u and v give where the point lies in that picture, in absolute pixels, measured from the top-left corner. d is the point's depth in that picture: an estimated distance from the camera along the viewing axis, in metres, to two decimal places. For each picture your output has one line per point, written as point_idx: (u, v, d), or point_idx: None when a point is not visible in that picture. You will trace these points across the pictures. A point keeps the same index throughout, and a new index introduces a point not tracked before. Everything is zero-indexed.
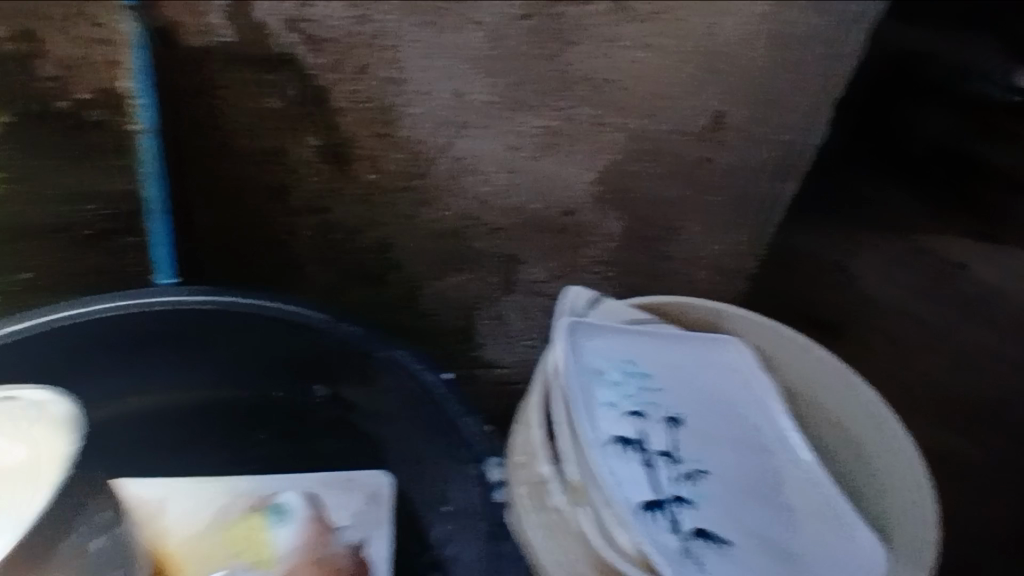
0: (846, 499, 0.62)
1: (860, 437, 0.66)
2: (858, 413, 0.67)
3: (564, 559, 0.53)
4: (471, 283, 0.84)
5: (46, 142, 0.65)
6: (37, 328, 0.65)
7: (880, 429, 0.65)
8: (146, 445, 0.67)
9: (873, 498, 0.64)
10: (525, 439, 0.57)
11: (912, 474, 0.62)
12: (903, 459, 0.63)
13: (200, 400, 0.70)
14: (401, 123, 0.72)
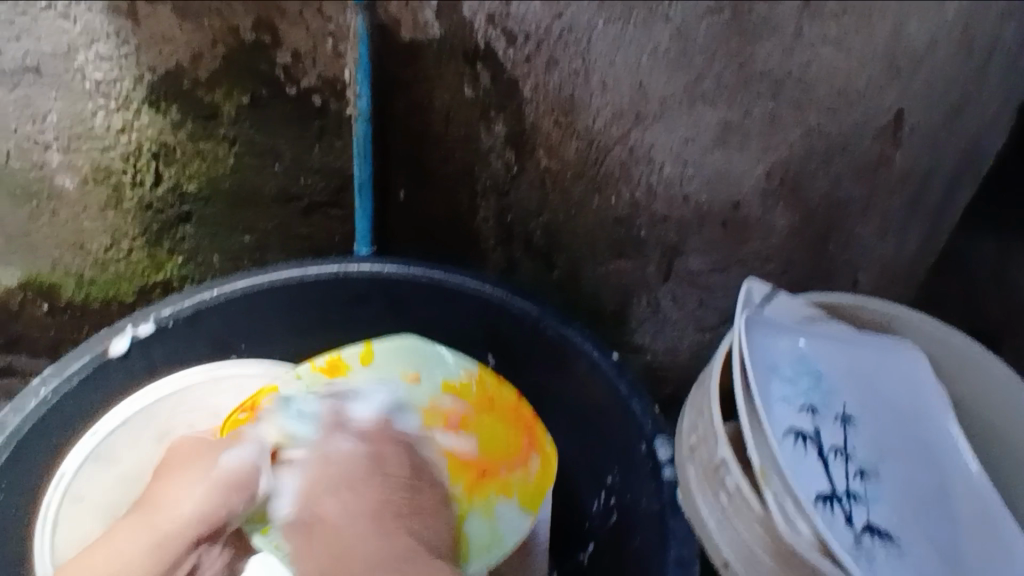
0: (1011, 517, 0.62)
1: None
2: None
3: (740, 535, 0.57)
4: (630, 270, 0.88)
5: (276, 123, 0.74)
6: (261, 284, 0.74)
7: None
8: None
9: None
10: (703, 423, 0.61)
11: None
12: None
13: None
14: (582, 114, 0.75)
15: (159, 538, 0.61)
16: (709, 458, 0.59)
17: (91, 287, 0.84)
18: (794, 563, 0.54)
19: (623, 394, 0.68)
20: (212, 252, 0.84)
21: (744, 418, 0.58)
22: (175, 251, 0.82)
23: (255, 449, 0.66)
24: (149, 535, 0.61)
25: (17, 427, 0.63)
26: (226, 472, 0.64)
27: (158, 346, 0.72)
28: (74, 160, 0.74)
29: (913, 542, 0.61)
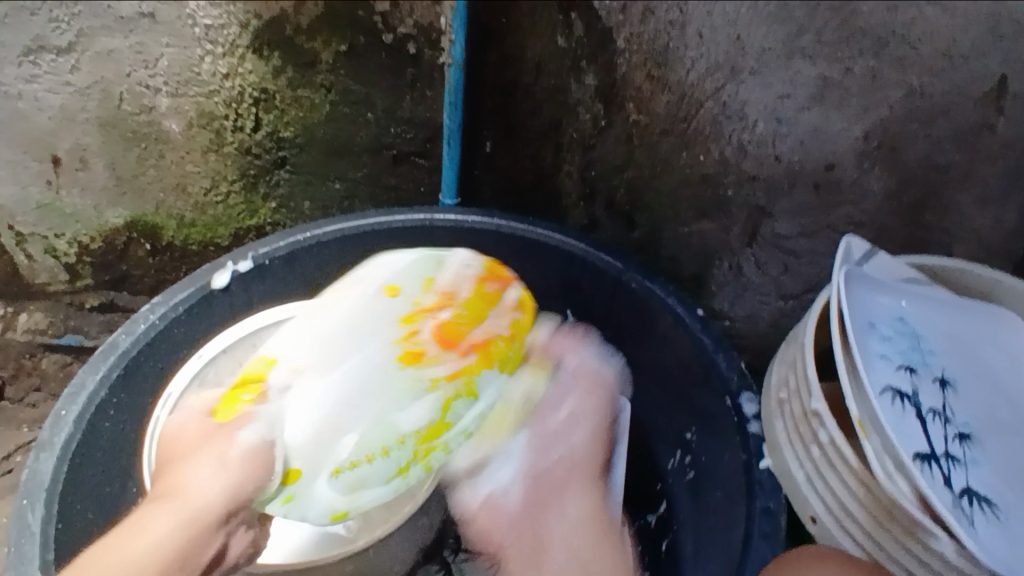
0: None
1: None
2: None
3: (835, 489, 0.57)
4: (714, 232, 0.85)
5: (372, 71, 0.76)
6: (351, 229, 0.77)
7: None
8: None
9: None
10: (795, 377, 0.60)
11: None
12: None
13: None
14: (675, 67, 0.74)
15: (194, 518, 0.60)
16: (802, 410, 0.59)
17: (192, 229, 0.88)
18: (889, 517, 0.54)
19: (707, 347, 0.68)
20: (306, 199, 0.86)
21: (842, 369, 0.56)
22: (270, 197, 0.85)
23: (263, 427, 0.65)
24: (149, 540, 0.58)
25: (128, 348, 0.69)
26: (245, 447, 0.63)
27: (258, 283, 0.75)
28: (181, 105, 0.77)
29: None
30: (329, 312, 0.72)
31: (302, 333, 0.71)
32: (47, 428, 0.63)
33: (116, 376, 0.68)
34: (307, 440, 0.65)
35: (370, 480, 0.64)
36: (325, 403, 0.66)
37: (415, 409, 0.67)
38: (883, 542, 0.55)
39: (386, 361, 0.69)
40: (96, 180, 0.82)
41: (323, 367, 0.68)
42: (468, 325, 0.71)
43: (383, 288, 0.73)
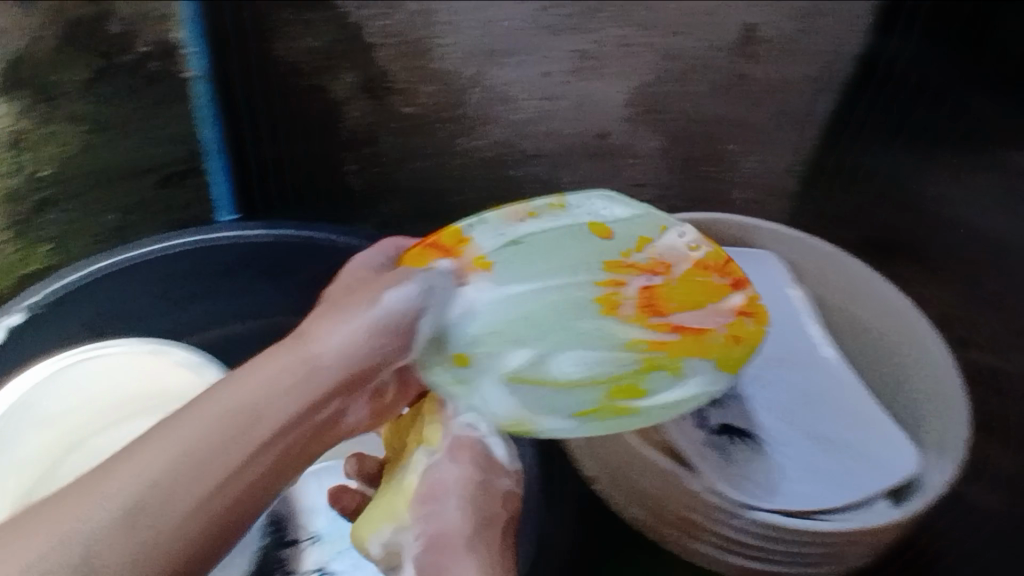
0: (833, 430, 0.62)
1: (897, 343, 0.66)
2: (890, 315, 0.66)
3: (600, 447, 0.61)
4: (508, 212, 0.83)
5: (118, 90, 0.73)
6: (118, 264, 0.72)
7: (910, 334, 0.64)
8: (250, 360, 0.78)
9: (907, 401, 0.64)
10: None
11: (936, 381, 0.62)
12: (932, 372, 0.62)
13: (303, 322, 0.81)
14: (432, 55, 0.78)
15: (162, 476, 0.39)
16: None
17: None
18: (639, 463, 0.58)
19: None
20: (81, 238, 0.74)
21: None
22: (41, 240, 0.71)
23: (433, 273, 0.51)
24: (240, 416, 0.42)
25: None
26: (392, 313, 0.47)
27: (30, 338, 0.70)
28: None
29: (785, 435, 0.61)
30: (523, 225, 0.58)
31: (543, 242, 0.57)
32: None
33: None
34: (489, 329, 0.52)
35: (554, 400, 0.52)
36: (495, 306, 0.53)
37: (567, 347, 0.52)
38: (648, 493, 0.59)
39: (589, 294, 0.55)
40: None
41: (518, 276, 0.54)
42: (675, 283, 0.57)
43: (590, 227, 0.59)
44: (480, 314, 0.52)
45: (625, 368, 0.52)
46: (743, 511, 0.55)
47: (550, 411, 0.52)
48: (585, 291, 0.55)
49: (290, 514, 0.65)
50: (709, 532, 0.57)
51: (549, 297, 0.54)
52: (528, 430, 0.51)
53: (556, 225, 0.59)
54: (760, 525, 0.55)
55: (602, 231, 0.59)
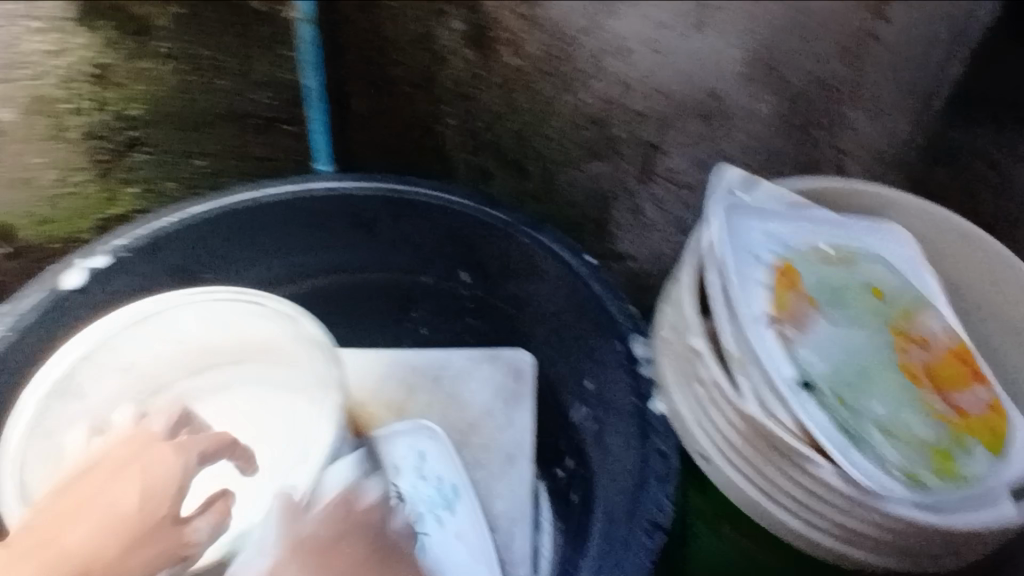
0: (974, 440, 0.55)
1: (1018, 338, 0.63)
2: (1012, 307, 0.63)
3: (711, 427, 0.55)
4: (606, 172, 0.81)
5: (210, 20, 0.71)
6: (206, 212, 0.70)
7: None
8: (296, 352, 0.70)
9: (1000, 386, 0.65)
10: (679, 316, 0.57)
11: None
12: None
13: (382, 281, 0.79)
14: (546, 2, 0.75)
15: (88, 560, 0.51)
16: (684, 347, 0.56)
17: (50, 227, 0.74)
18: (769, 448, 0.51)
19: (598, 294, 0.66)
20: (167, 180, 0.77)
21: (716, 303, 0.55)
22: (131, 181, 0.75)
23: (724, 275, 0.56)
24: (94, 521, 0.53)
25: None
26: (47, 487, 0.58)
27: (121, 277, 0.69)
28: (10, 92, 0.67)
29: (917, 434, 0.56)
30: (817, 267, 0.62)
31: (850, 296, 0.61)
32: None
33: None
34: (810, 361, 0.55)
35: (887, 448, 0.53)
36: (835, 347, 0.58)
37: (898, 420, 0.55)
38: (765, 473, 0.52)
39: (885, 353, 0.58)
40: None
41: (844, 323, 0.59)
42: (934, 359, 0.59)
43: (863, 284, 0.62)
44: (831, 375, 0.56)
45: (942, 438, 0.55)
46: (875, 501, 0.49)
47: (878, 452, 0.53)
48: (877, 342, 0.59)
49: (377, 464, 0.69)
50: (841, 526, 0.51)
51: (833, 344, 0.57)
52: (950, 471, 0.53)
53: (835, 277, 0.62)
54: (886, 517, 0.49)
55: (869, 288, 0.62)
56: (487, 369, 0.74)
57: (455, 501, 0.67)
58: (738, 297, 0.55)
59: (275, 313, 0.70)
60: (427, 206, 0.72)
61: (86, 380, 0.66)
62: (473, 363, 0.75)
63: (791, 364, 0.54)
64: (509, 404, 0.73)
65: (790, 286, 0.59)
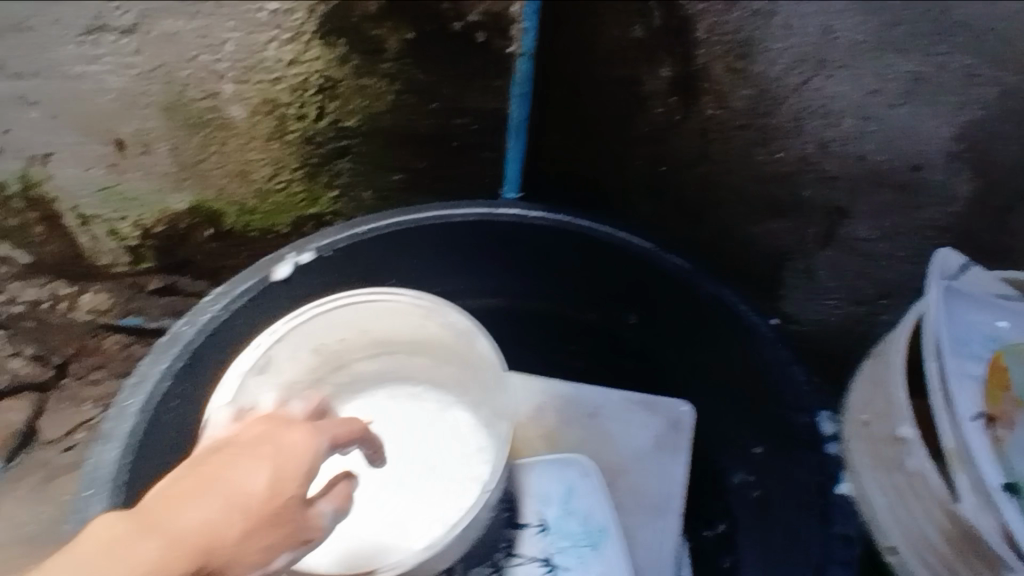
0: None
1: None
2: None
3: (906, 518, 0.55)
4: (787, 231, 0.82)
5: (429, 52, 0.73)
6: (407, 223, 0.74)
7: None
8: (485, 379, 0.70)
9: None
10: (882, 398, 0.57)
11: None
12: None
13: (553, 313, 0.81)
14: (756, 59, 0.70)
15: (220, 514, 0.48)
16: (887, 434, 0.56)
17: (252, 218, 0.86)
18: (972, 551, 0.51)
19: (782, 360, 0.65)
20: (364, 188, 0.84)
21: (935, 394, 0.53)
22: (331, 185, 0.83)
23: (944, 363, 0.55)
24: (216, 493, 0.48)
25: (191, 340, 0.68)
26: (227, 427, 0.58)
27: (317, 276, 0.74)
28: (244, 92, 0.74)
29: None
30: None
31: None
32: (112, 419, 0.64)
33: (179, 368, 0.67)
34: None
35: None
36: None
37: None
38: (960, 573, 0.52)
39: None
40: (157, 165, 0.79)
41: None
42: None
43: None
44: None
45: None
46: None
47: None
48: None
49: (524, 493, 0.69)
50: None
51: None
52: None
53: None
54: None
55: None
56: (646, 417, 0.73)
57: (602, 543, 0.66)
58: (956, 392, 0.54)
59: (465, 333, 0.70)
60: (615, 247, 0.74)
61: (282, 359, 0.71)
62: (633, 408, 0.74)
63: (1000, 467, 0.51)
64: (664, 456, 0.71)
65: (1006, 383, 0.56)
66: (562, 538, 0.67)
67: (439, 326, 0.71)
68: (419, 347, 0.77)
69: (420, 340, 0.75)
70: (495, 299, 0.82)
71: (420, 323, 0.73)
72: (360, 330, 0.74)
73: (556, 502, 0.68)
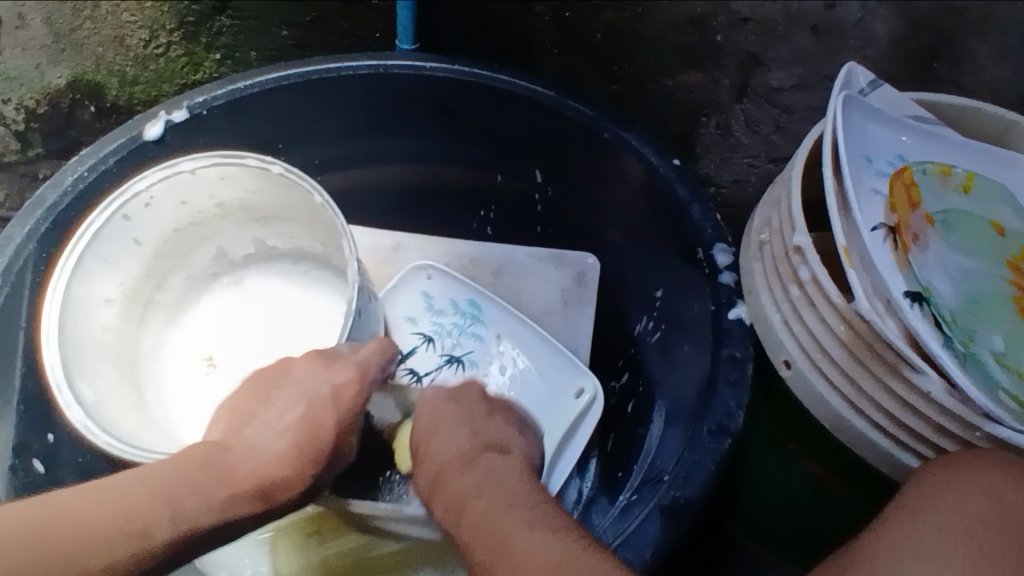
0: None
1: None
2: None
3: (801, 334, 0.51)
4: (701, 84, 0.76)
5: None
6: (280, 79, 0.65)
7: None
8: (276, 196, 0.63)
9: None
10: (778, 216, 0.52)
11: None
12: None
13: (458, 184, 0.75)
14: None
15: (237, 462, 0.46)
16: (783, 247, 0.51)
17: (134, 88, 0.73)
18: (869, 354, 0.46)
19: (682, 200, 0.61)
20: (251, 48, 0.77)
21: (831, 202, 0.48)
22: (214, 47, 0.76)
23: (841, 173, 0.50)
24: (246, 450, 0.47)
25: (56, 203, 0.61)
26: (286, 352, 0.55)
27: (197, 136, 0.67)
28: None
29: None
30: (945, 196, 0.56)
31: (970, 226, 0.55)
32: None
33: (45, 230, 0.60)
34: (925, 280, 0.51)
35: (994, 377, 0.49)
36: (956, 275, 0.53)
37: (1019, 355, 0.51)
38: (859, 382, 0.48)
39: (1004, 288, 0.53)
40: (34, 40, 0.70)
41: (961, 249, 0.54)
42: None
43: (988, 221, 0.56)
44: (952, 303, 0.51)
45: None
46: (987, 425, 0.44)
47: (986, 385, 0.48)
48: (995, 276, 0.54)
49: (419, 355, 0.67)
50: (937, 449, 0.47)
51: (952, 271, 0.53)
52: None
53: (960, 205, 0.56)
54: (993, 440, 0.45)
55: (994, 225, 0.56)
56: (552, 271, 0.71)
57: (481, 313, 0.68)
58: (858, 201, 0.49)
59: (222, 169, 0.61)
60: (516, 100, 0.66)
61: (80, 304, 0.59)
62: (539, 263, 0.71)
63: (903, 278, 0.50)
64: (572, 307, 0.70)
65: (912, 203, 0.54)
66: (447, 336, 0.68)
67: (197, 180, 0.61)
68: (198, 235, 0.68)
69: (191, 219, 0.66)
70: (393, 166, 0.75)
71: (182, 201, 0.63)
72: (132, 242, 0.63)
73: (426, 312, 0.68)
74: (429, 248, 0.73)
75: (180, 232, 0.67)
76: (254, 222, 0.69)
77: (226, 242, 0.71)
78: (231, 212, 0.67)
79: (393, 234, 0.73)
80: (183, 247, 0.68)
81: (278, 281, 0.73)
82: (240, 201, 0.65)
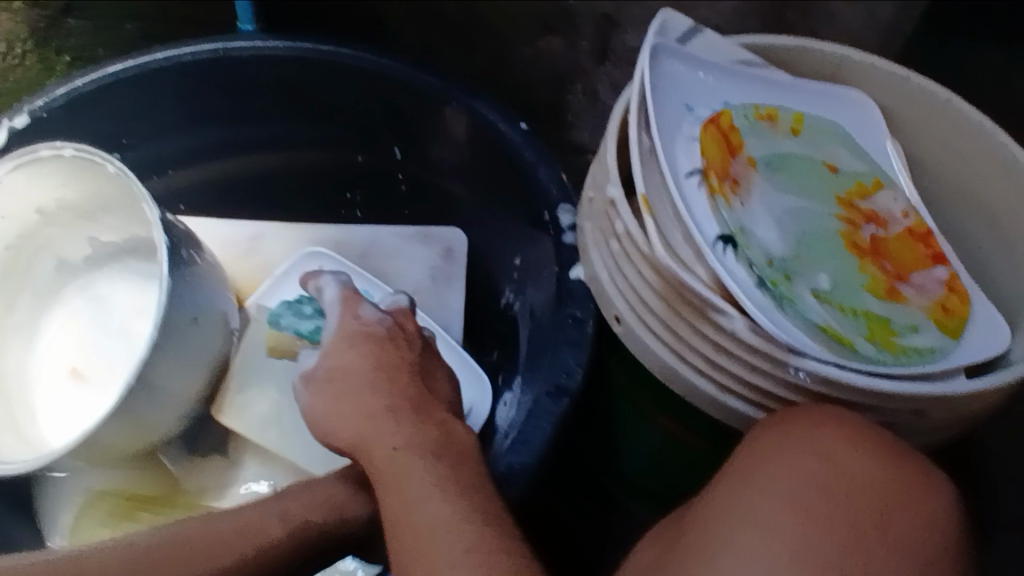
0: (908, 317, 0.52)
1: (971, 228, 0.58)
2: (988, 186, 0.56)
3: (625, 288, 0.51)
4: (561, 49, 0.76)
5: None
6: (117, 71, 0.63)
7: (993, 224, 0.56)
8: (85, 179, 0.60)
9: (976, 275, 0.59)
10: (600, 171, 0.52)
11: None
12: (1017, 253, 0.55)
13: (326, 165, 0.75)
14: None
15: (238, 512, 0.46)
16: (604, 202, 0.51)
17: None
18: (679, 301, 0.47)
19: (529, 162, 0.61)
20: (100, 45, 0.76)
21: (637, 153, 0.49)
22: (61, 48, 0.74)
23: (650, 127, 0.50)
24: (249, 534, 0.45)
25: None
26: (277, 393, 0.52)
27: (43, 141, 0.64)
28: None
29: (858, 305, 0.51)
30: (776, 139, 0.56)
31: (800, 167, 0.56)
32: None
33: None
34: (745, 224, 0.51)
35: (814, 314, 0.49)
36: (783, 215, 0.53)
37: (845, 291, 0.52)
38: (676, 329, 0.49)
39: (833, 226, 0.54)
40: None
41: (787, 190, 0.54)
42: (892, 238, 0.55)
43: (821, 162, 0.57)
44: (775, 248, 0.51)
45: (879, 313, 0.51)
46: (792, 360, 0.45)
47: (806, 323, 0.49)
48: (825, 215, 0.54)
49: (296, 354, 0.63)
50: (757, 388, 0.48)
51: (779, 212, 0.53)
52: (887, 339, 0.50)
53: (792, 147, 0.56)
54: (804, 375, 0.46)
55: (826, 164, 0.57)
56: (420, 249, 0.69)
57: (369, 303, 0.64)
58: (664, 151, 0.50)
59: (32, 172, 0.58)
60: (365, 75, 0.65)
61: None
62: (408, 243, 0.70)
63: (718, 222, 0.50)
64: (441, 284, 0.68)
65: (737, 150, 0.54)
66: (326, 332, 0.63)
67: (14, 192, 0.60)
68: (37, 247, 0.67)
69: (21, 231, 0.64)
70: (255, 155, 0.74)
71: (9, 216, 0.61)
72: None
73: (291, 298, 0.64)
74: (298, 235, 0.71)
75: (15, 246, 0.65)
76: (82, 220, 0.66)
77: (64, 250, 0.68)
78: (63, 215, 0.65)
79: (254, 224, 0.71)
80: (21, 262, 0.67)
81: (121, 279, 0.70)
82: (66, 198, 0.63)
